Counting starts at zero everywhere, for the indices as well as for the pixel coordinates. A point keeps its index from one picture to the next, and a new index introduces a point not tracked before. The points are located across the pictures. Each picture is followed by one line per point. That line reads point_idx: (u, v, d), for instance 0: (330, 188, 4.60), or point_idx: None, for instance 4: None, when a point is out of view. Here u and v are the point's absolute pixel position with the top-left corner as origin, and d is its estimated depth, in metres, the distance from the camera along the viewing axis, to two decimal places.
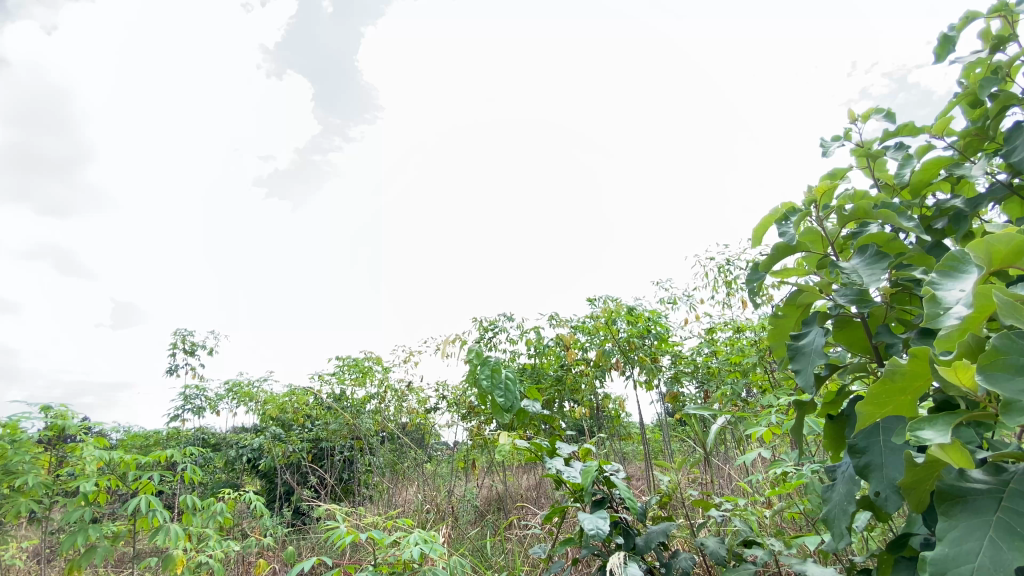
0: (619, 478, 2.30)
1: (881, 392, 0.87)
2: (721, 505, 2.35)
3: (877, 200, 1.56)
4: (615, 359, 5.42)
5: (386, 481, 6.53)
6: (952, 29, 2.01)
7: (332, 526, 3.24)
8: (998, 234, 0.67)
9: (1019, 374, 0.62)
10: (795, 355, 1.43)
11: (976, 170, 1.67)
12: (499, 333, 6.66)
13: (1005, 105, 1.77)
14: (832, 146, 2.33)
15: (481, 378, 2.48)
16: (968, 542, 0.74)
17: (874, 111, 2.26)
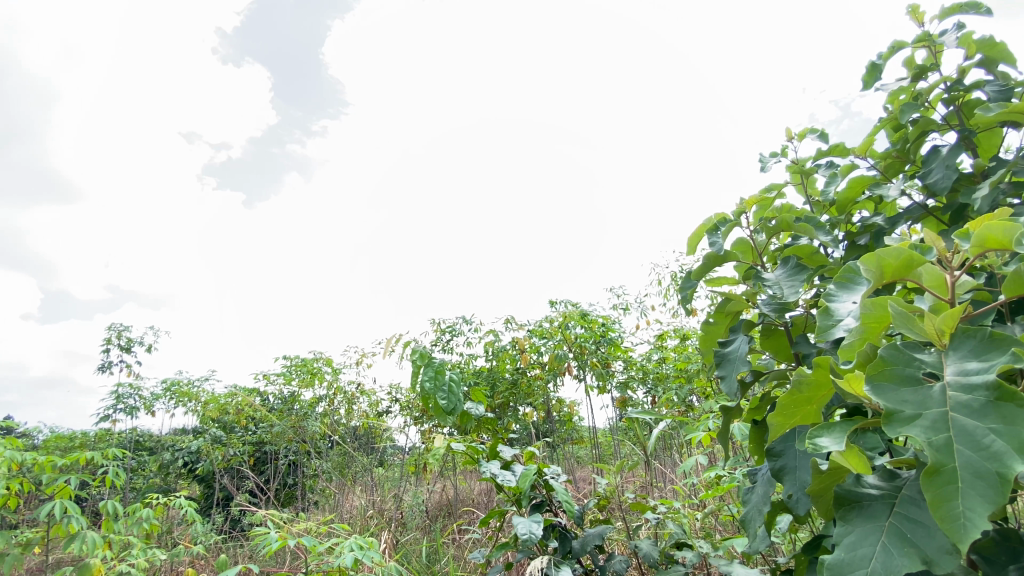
0: (558, 482, 2.30)
1: (789, 402, 0.90)
2: (657, 508, 2.40)
3: (802, 214, 1.62)
4: (568, 363, 5.47)
5: (332, 485, 6.31)
6: (880, 57, 2.13)
7: (266, 533, 3.07)
8: (886, 249, 0.69)
9: (903, 384, 0.64)
10: (721, 361, 1.48)
11: (893, 190, 1.77)
12: (454, 335, 6.59)
13: (923, 130, 1.88)
14: (770, 162, 2.42)
15: (424, 381, 2.43)
16: (861, 548, 0.76)
17: (809, 131, 2.37)
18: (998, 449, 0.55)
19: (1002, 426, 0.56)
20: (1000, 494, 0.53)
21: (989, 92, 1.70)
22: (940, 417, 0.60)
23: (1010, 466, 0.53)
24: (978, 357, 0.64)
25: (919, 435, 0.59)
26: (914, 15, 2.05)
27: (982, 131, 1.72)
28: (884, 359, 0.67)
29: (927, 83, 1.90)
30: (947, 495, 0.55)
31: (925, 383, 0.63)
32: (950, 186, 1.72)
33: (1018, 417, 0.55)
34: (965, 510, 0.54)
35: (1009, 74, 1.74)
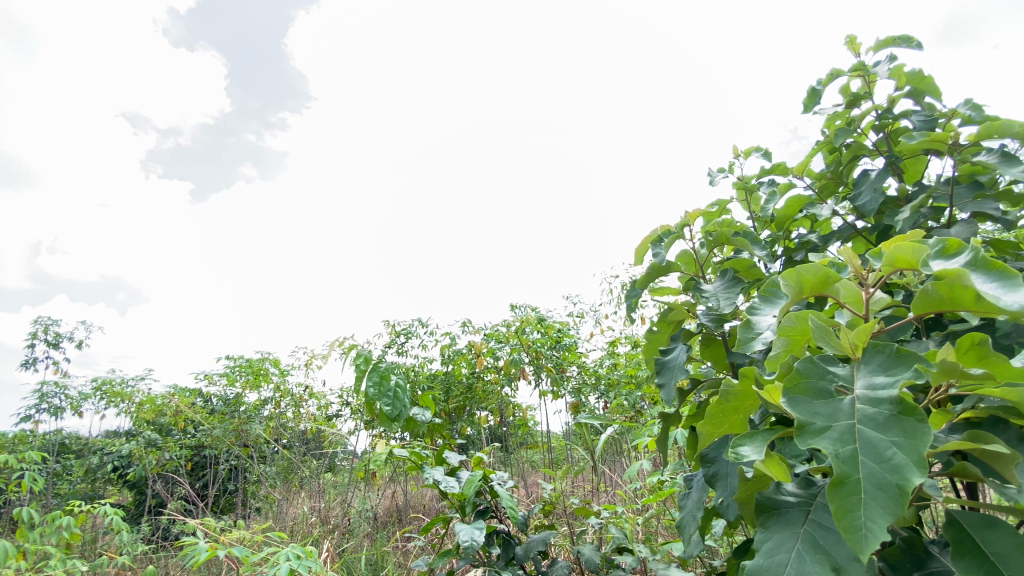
0: (503, 488, 2.29)
1: (717, 412, 0.92)
2: (599, 513, 2.44)
3: (742, 228, 1.68)
4: (523, 367, 5.47)
5: (276, 491, 6.06)
6: (820, 83, 2.24)
7: (196, 543, 2.89)
8: (804, 266, 0.71)
9: (816, 397, 0.66)
10: (661, 369, 1.52)
11: (826, 209, 1.86)
12: (409, 338, 6.48)
13: (856, 154, 1.99)
14: (718, 177, 2.51)
15: (368, 386, 2.37)
16: (778, 554, 0.78)
17: (753, 149, 2.48)
18: (899, 461, 0.57)
19: (903, 439, 0.58)
20: (898, 505, 0.55)
21: (915, 121, 1.82)
22: (847, 429, 0.62)
23: (908, 479, 0.55)
24: (885, 371, 0.67)
25: (827, 447, 0.61)
26: (852, 45, 2.17)
27: (907, 158, 1.83)
28: (800, 372, 0.70)
29: (861, 110, 2.02)
30: (851, 506, 0.57)
31: (837, 396, 0.66)
32: (877, 208, 1.82)
33: (916, 430, 0.58)
34: (867, 520, 0.55)
35: (933, 106, 1.87)
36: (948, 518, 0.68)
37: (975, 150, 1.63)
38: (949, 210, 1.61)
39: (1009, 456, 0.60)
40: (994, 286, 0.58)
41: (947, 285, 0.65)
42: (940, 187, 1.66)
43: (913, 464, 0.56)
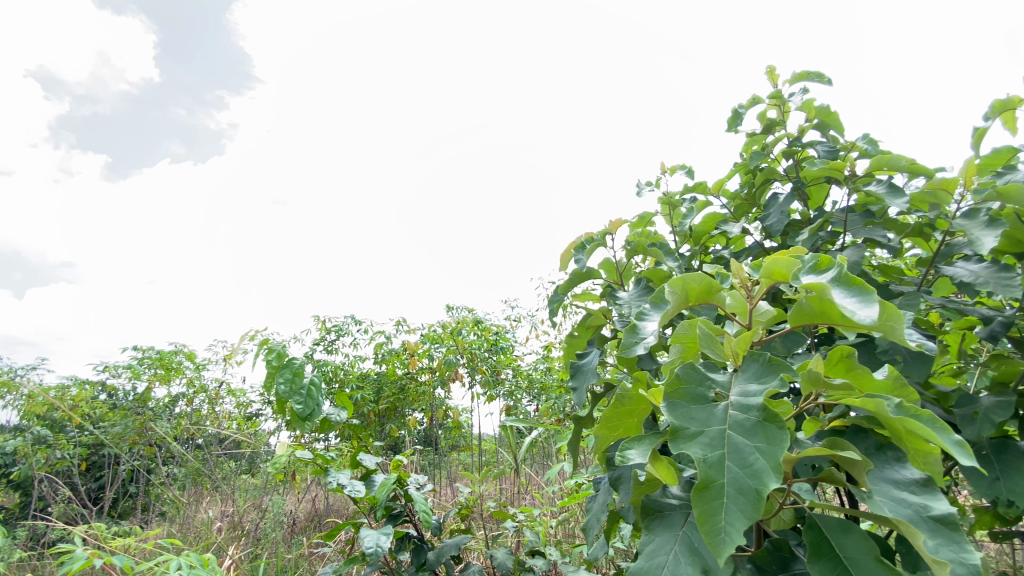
0: (418, 491, 2.24)
1: (613, 415, 0.93)
2: (515, 516, 2.37)
3: (659, 240, 1.73)
4: (456, 369, 5.39)
5: (183, 495, 5.61)
6: (741, 107, 2.37)
7: (73, 553, 2.59)
8: (689, 275, 0.72)
9: (693, 402, 0.68)
10: (574, 372, 1.53)
11: (738, 227, 1.97)
12: (340, 335, 6.23)
13: (768, 178, 2.12)
14: (646, 190, 2.59)
15: (278, 384, 2.23)
16: (658, 556, 0.79)
17: (679, 167, 2.59)
18: (759, 466, 0.58)
19: (765, 444, 0.60)
20: (755, 508, 0.56)
21: (820, 150, 1.95)
22: (718, 435, 0.63)
23: (765, 484, 0.56)
24: (758, 379, 0.69)
25: (697, 452, 0.62)
26: (771, 75, 2.31)
27: (812, 184, 1.97)
28: (681, 378, 0.71)
29: (774, 137, 2.15)
30: (712, 510, 0.58)
31: (712, 402, 0.68)
32: (783, 229, 1.95)
33: (775, 437, 0.60)
34: (726, 525, 0.57)
35: (836, 138, 2.02)
36: (808, 522, 0.68)
37: (867, 181, 1.76)
38: (843, 234, 1.73)
39: (862, 464, 0.63)
40: (853, 302, 0.61)
41: (818, 299, 0.68)
42: (837, 213, 1.78)
43: (772, 468, 0.57)
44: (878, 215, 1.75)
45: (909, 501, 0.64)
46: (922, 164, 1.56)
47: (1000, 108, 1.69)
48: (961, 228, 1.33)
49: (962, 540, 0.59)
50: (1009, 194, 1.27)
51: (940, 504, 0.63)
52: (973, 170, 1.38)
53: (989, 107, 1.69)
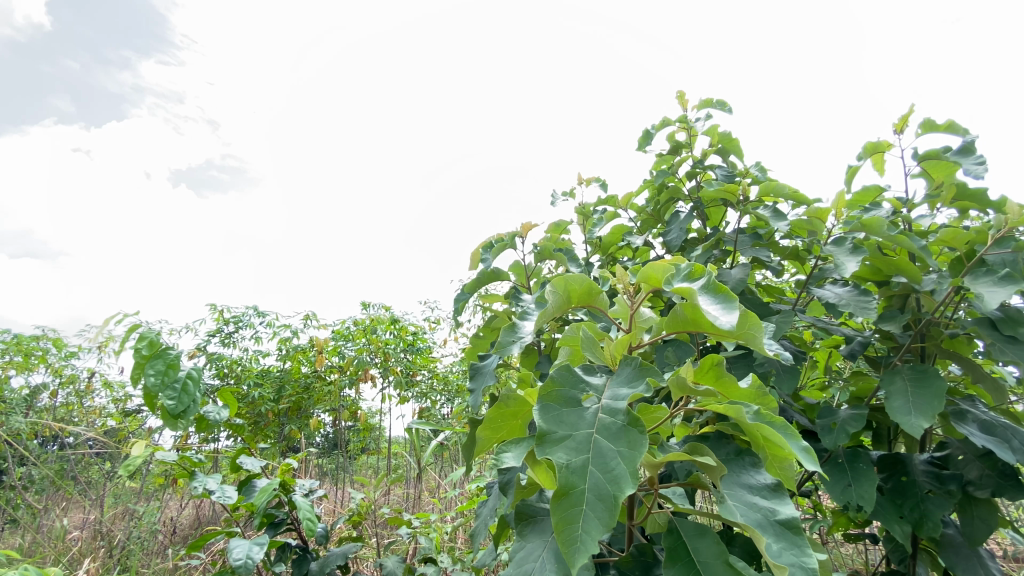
0: (304, 497, 2.09)
1: (497, 415, 0.89)
2: (410, 522, 2.28)
3: (566, 246, 1.74)
4: (367, 369, 5.13)
5: (34, 502, 4.87)
6: (653, 127, 2.48)
7: None
8: (570, 275, 0.70)
9: (564, 405, 0.66)
10: (474, 374, 1.48)
11: (642, 240, 2.04)
12: (239, 328, 5.74)
13: (672, 197, 2.24)
14: (561, 200, 2.64)
15: (148, 376, 1.99)
16: (526, 564, 0.77)
17: (594, 179, 2.67)
18: (619, 471, 0.57)
19: (627, 449, 0.59)
20: (612, 515, 0.55)
21: (720, 174, 2.08)
22: (585, 439, 0.62)
23: (623, 489, 0.55)
24: (629, 384, 0.68)
25: (562, 456, 0.60)
26: (681, 100, 2.44)
27: (710, 205, 2.10)
28: (555, 380, 0.69)
29: (680, 158, 2.27)
30: (570, 518, 0.56)
31: (583, 405, 0.66)
32: (682, 246, 2.06)
33: (635, 441, 0.59)
34: (583, 532, 0.55)
35: (735, 164, 2.16)
36: (668, 526, 0.67)
37: (756, 206, 1.90)
38: (734, 254, 1.86)
39: (715, 469, 0.64)
40: (714, 306, 0.63)
41: (691, 305, 0.68)
42: (730, 234, 1.91)
43: (629, 473, 0.56)
44: (765, 238, 1.89)
45: (759, 505, 0.65)
46: (803, 194, 1.70)
47: (872, 150, 1.89)
48: (830, 253, 1.45)
49: (804, 543, 0.60)
50: (871, 226, 1.40)
51: (786, 508, 0.64)
52: (844, 203, 1.51)
53: (863, 148, 1.89)
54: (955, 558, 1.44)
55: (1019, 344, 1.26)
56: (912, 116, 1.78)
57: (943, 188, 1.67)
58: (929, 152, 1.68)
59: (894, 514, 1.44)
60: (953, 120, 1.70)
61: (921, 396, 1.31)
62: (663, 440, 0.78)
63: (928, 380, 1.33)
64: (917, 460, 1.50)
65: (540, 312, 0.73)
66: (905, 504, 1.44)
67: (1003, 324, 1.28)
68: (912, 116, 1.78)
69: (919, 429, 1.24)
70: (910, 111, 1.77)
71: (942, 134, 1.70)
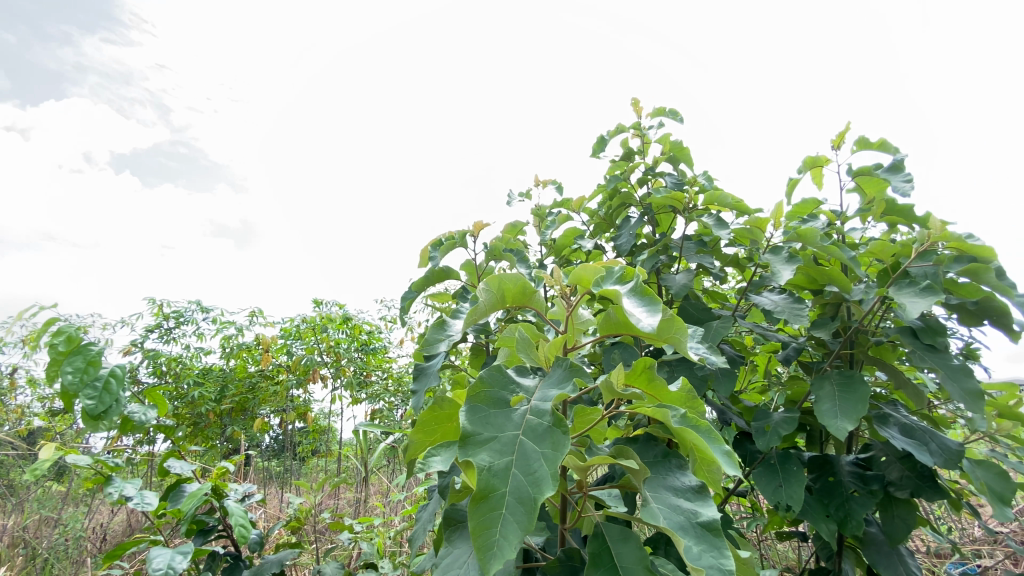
0: (236, 502, 1.99)
1: (430, 418, 0.83)
2: (352, 528, 2.20)
3: (517, 246, 1.73)
4: (316, 369, 4.94)
5: None
6: (608, 133, 2.52)
7: None
8: (505, 274, 0.67)
9: (492, 406, 0.64)
10: (418, 375, 1.42)
11: (593, 244, 2.06)
12: (182, 323, 5.38)
13: (624, 202, 2.27)
14: (517, 201, 2.64)
15: (64, 373, 1.83)
16: (452, 571, 0.75)
17: (550, 181, 2.69)
18: (541, 473, 0.56)
19: (550, 451, 0.57)
20: (530, 519, 0.53)
21: (670, 181, 2.13)
22: (510, 440, 0.60)
23: (542, 492, 0.54)
24: (558, 385, 0.67)
25: (484, 459, 0.57)
26: (636, 107, 2.49)
27: (659, 212, 2.15)
28: (484, 380, 0.67)
29: (634, 164, 2.31)
30: (487, 523, 0.54)
31: (511, 406, 0.64)
32: (631, 250, 2.09)
33: (558, 442, 0.58)
34: (500, 538, 0.53)
35: (685, 172, 2.22)
36: (594, 530, 0.67)
37: (701, 213, 1.96)
38: (681, 260, 1.91)
39: (639, 471, 0.64)
40: (638, 307, 0.63)
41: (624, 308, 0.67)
42: (677, 240, 1.96)
43: (550, 475, 0.55)
44: (709, 245, 1.95)
45: (682, 507, 0.65)
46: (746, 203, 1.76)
47: (811, 164, 1.97)
48: (767, 261, 1.50)
49: (722, 545, 0.60)
50: (806, 236, 1.46)
51: (708, 510, 0.65)
52: (783, 213, 1.57)
53: (803, 161, 1.97)
54: (877, 555, 1.51)
55: (937, 353, 1.33)
56: (848, 133, 1.87)
57: (873, 203, 1.75)
58: (863, 168, 1.77)
59: (821, 512, 1.50)
60: (885, 139, 1.79)
61: (847, 401, 1.36)
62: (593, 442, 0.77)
63: (855, 385, 1.39)
64: (843, 461, 1.57)
65: (472, 310, 0.70)
66: (831, 503, 1.50)
67: (924, 333, 1.35)
68: (847, 133, 1.87)
69: (843, 431, 1.29)
70: (846, 129, 1.86)
71: (874, 152, 1.80)
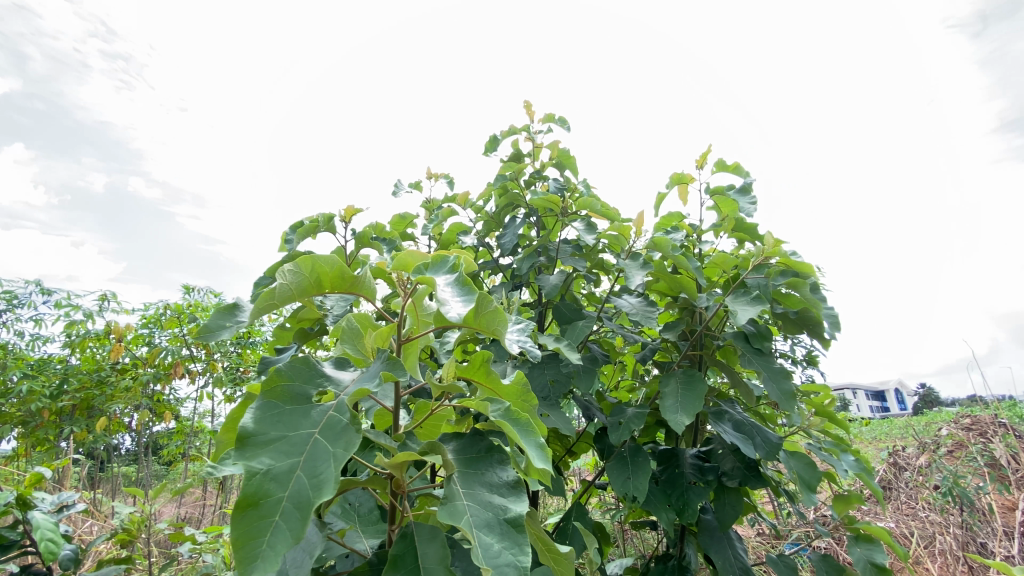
0: (43, 512, 1.70)
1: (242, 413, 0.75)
2: (195, 538, 1.98)
3: (393, 237, 1.63)
4: (181, 365, 4.38)
5: None
6: (499, 133, 2.53)
7: None
8: (319, 255, 0.60)
9: (290, 401, 0.58)
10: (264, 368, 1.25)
11: (477, 242, 2.07)
12: (14, 308, 4.19)
13: (510, 203, 2.30)
14: (406, 191, 2.56)
15: None
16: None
17: (441, 175, 2.65)
18: (325, 476, 0.52)
19: (342, 451, 0.54)
20: (304, 526, 0.49)
21: (553, 185, 2.18)
22: (302, 439, 0.55)
23: (320, 496, 0.50)
24: (371, 380, 0.63)
25: (263, 462, 0.52)
26: (528, 110, 2.53)
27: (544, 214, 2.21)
28: (285, 373, 0.61)
29: (524, 165, 2.34)
30: (255, 533, 0.49)
31: (312, 402, 0.60)
32: (514, 250, 2.12)
33: (348, 440, 0.55)
34: (266, 548, 0.48)
35: (569, 178, 2.30)
36: (403, 531, 0.64)
37: (575, 217, 2.03)
38: (557, 262, 2.02)
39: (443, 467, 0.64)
40: (455, 296, 0.61)
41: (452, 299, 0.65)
42: (554, 243, 2.07)
43: (334, 477, 0.51)
44: (582, 249, 2.06)
45: (493, 503, 0.64)
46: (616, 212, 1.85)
47: (677, 180, 2.12)
48: (624, 266, 1.60)
49: (524, 543, 0.60)
50: (660, 245, 1.57)
51: (518, 506, 0.64)
52: (643, 223, 1.68)
53: (671, 178, 2.11)
54: (710, 541, 1.65)
55: (763, 356, 1.48)
56: (710, 154, 2.04)
57: (726, 220, 1.91)
58: (719, 189, 1.93)
59: (663, 502, 1.61)
60: (738, 163, 1.98)
61: (687, 398, 1.48)
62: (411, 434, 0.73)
63: (695, 384, 1.51)
64: (687, 454, 1.71)
65: (278, 293, 0.62)
66: (673, 494, 1.61)
67: (754, 337, 1.50)
68: (709, 155, 2.04)
69: (680, 425, 1.40)
70: (708, 150, 2.03)
71: (729, 174, 1.97)
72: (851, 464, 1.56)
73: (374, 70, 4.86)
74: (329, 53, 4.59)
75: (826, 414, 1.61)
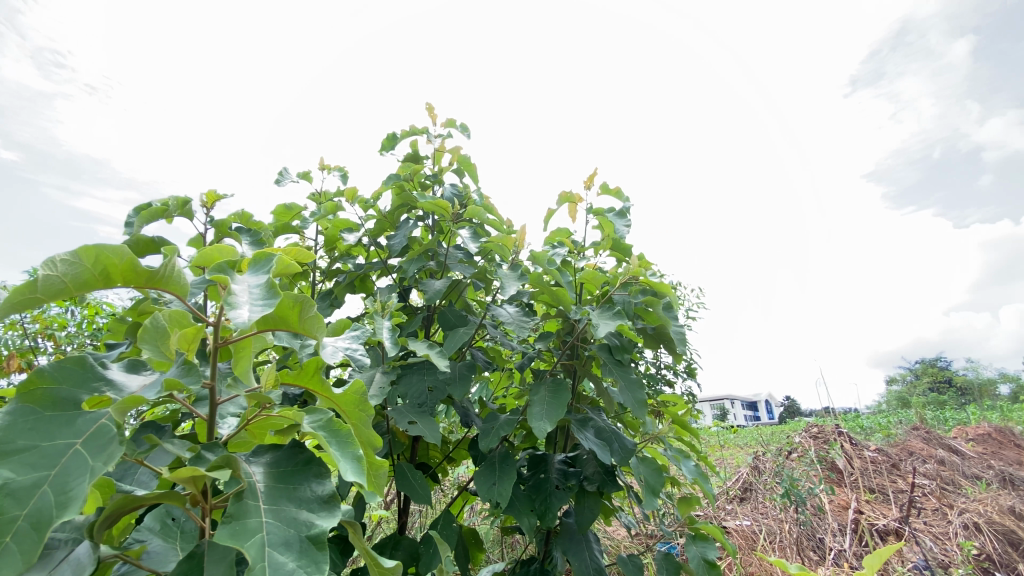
0: None
1: None
2: None
3: (262, 227, 1.52)
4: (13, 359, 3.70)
5: None
6: (398, 133, 2.47)
7: None
8: (100, 244, 0.56)
9: (53, 406, 0.53)
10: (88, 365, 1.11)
11: (364, 239, 2.03)
12: None
13: (403, 203, 2.24)
14: (290, 181, 2.42)
15: None
16: None
17: (335, 168, 2.53)
18: (76, 493, 0.46)
19: (102, 466, 0.49)
20: (38, 549, 0.44)
21: (449, 190, 2.17)
22: (58, 450, 0.49)
23: (64, 516, 0.45)
24: (160, 388, 0.58)
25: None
26: (429, 113, 2.50)
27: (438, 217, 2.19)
28: (49, 375, 0.55)
29: (420, 168, 2.30)
30: None
31: (81, 408, 0.54)
32: (402, 251, 2.08)
33: (107, 456, 0.50)
34: None
35: (466, 184, 2.29)
36: (191, 551, 0.60)
37: (464, 222, 2.03)
38: (445, 267, 2.01)
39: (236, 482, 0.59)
40: (255, 298, 0.57)
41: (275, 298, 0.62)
42: (444, 248, 2.08)
43: (85, 496, 0.46)
44: (470, 257, 2.08)
45: (298, 519, 0.60)
46: (500, 222, 1.89)
47: (566, 199, 2.21)
48: (502, 276, 1.64)
49: (322, 560, 0.57)
50: (537, 258, 1.63)
51: (325, 522, 0.61)
52: (523, 235, 1.72)
53: (560, 196, 2.20)
54: (568, 544, 1.72)
55: (622, 367, 1.59)
56: (596, 177, 2.16)
57: (605, 239, 2.02)
58: (600, 210, 2.03)
59: (526, 507, 1.65)
60: (620, 188, 2.10)
61: (552, 405, 1.53)
62: (214, 442, 0.67)
63: (560, 393, 1.56)
64: (555, 459, 1.77)
65: (53, 284, 0.57)
66: (537, 498, 1.66)
67: (616, 350, 1.60)
68: (595, 177, 2.15)
69: (543, 431, 1.44)
70: (595, 173, 2.14)
71: (611, 197, 2.09)
72: (693, 468, 1.71)
73: (289, 61, 4.60)
74: (276, 80, 4.49)
75: (678, 422, 1.75)
